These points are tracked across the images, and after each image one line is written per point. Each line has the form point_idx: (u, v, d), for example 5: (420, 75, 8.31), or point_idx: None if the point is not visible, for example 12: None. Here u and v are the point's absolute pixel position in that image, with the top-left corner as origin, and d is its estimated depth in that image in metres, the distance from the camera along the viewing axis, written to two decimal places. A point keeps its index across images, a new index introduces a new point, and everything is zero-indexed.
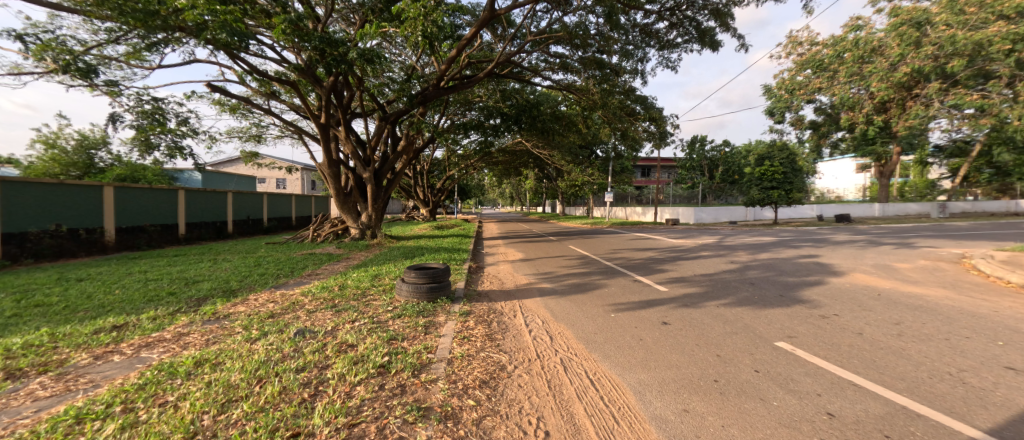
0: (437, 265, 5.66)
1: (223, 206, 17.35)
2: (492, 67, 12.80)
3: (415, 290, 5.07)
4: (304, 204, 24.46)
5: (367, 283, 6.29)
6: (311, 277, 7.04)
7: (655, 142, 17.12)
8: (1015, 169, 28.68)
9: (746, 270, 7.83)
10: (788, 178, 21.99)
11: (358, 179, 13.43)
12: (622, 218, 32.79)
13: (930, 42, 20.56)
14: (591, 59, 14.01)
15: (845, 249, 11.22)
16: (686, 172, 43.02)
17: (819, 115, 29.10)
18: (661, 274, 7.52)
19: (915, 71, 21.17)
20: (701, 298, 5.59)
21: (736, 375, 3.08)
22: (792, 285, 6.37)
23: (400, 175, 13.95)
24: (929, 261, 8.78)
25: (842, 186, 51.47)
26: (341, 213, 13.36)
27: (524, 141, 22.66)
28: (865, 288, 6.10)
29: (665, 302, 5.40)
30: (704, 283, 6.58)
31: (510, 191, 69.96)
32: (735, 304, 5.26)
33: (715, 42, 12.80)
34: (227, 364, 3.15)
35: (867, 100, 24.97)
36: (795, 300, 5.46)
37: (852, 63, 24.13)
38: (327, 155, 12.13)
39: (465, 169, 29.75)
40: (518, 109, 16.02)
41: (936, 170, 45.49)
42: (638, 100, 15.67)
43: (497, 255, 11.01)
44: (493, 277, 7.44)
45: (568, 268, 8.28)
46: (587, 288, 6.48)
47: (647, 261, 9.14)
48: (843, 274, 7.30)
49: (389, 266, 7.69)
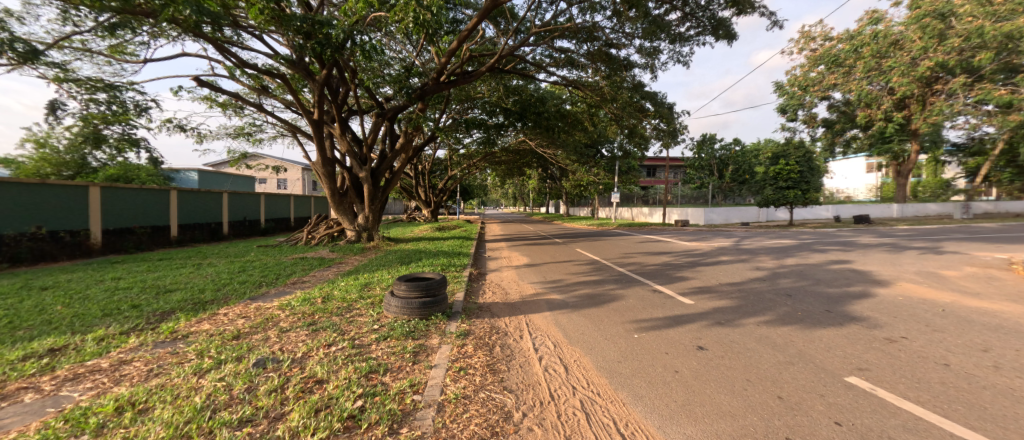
0: (431, 274, 4.97)
1: (217, 207, 16.76)
2: (495, 61, 12.04)
3: (405, 306, 4.37)
4: (303, 205, 23.86)
5: (353, 295, 5.55)
6: (294, 287, 6.31)
7: (665, 141, 15.50)
8: None
9: (777, 279, 7.07)
10: (805, 177, 21.12)
11: (354, 179, 12.75)
12: (628, 219, 31.93)
13: (956, 34, 20.07)
14: (600, 54, 13.28)
15: (876, 254, 10.41)
16: (694, 172, 42.02)
17: (833, 112, 28.09)
18: (684, 283, 6.78)
19: (937, 64, 21.07)
20: (736, 314, 4.82)
21: (814, 430, 2.36)
22: (836, 298, 5.62)
23: (399, 175, 13.26)
24: (977, 269, 8.00)
25: (852, 186, 50.27)
26: (336, 214, 12.71)
27: (527, 140, 21.96)
28: (922, 302, 5.35)
29: (695, 319, 4.65)
30: (734, 295, 5.83)
31: (512, 191, 69.05)
32: (777, 322, 4.51)
33: (730, 33, 12.04)
34: (154, 413, 2.45)
35: (886, 97, 24.01)
36: (847, 317, 4.69)
37: (869, 58, 23.25)
38: (320, 153, 11.43)
39: (467, 168, 29.10)
40: (523, 105, 15.69)
41: (950, 169, 44.50)
42: (648, 96, 14.55)
43: (500, 260, 10.28)
44: (495, 287, 6.72)
45: (578, 275, 7.54)
46: (602, 300, 5.75)
47: (664, 267, 8.38)
48: (888, 284, 6.53)
49: (381, 274, 7.00)
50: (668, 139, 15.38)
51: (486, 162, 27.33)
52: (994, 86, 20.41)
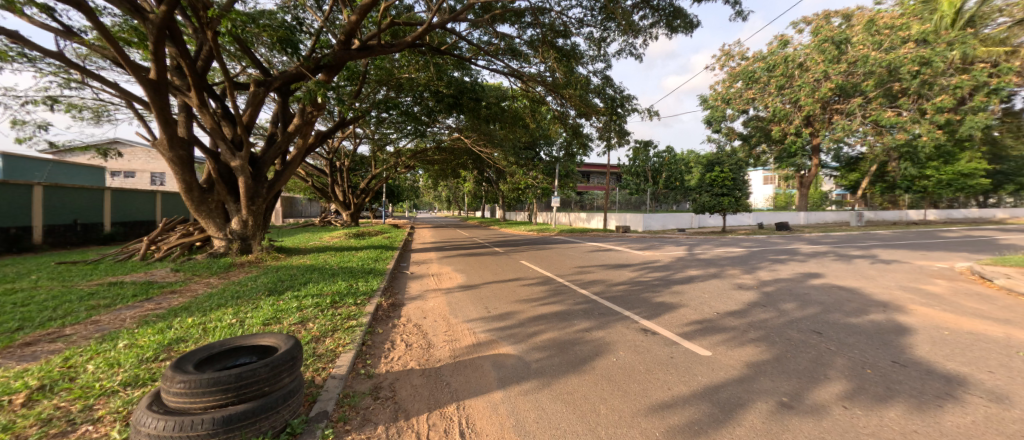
0: (271, 341, 2.45)
1: (23, 205, 11.87)
2: (421, 33, 9.43)
3: (181, 430, 1.82)
4: (174, 205, 18.82)
5: (114, 379, 2.68)
6: (16, 356, 3.24)
7: (612, 142, 13.43)
8: (904, 184, 32.27)
9: (779, 303, 5.69)
10: (738, 185, 21.54)
11: (225, 169, 9.03)
12: (565, 224, 30.90)
13: (849, 59, 23.05)
14: (548, 44, 11.48)
15: (834, 264, 9.96)
16: (629, 178, 42.76)
17: (749, 127, 29.56)
18: (675, 314, 5.02)
19: (837, 86, 23.38)
20: (793, 382, 3.09)
21: None
22: (879, 338, 4.27)
23: (294, 165, 9.91)
24: (949, 284, 7.60)
25: (755, 198, 55.74)
26: (197, 216, 8.88)
27: (463, 136, 19.63)
28: (977, 338, 4.23)
29: (745, 401, 2.79)
30: (755, 337, 4.17)
31: (445, 193, 65.61)
32: (868, 400, 2.83)
33: (688, 24, 11.05)
34: None
35: (795, 113, 24.96)
36: (939, 378, 3.23)
37: (781, 77, 24.73)
38: (165, 130, 7.60)
39: (394, 167, 25.88)
40: (457, 89, 13.13)
41: (829, 184, 51.50)
42: (596, 90, 12.41)
43: (426, 280, 7.77)
44: (411, 331, 4.29)
45: (533, 305, 5.44)
46: (581, 353, 3.69)
47: (635, 288, 6.64)
48: (902, 308, 5.52)
49: (220, 315, 4.17)
50: (615, 139, 13.31)
51: (416, 160, 24.46)
52: (882, 108, 23.77)
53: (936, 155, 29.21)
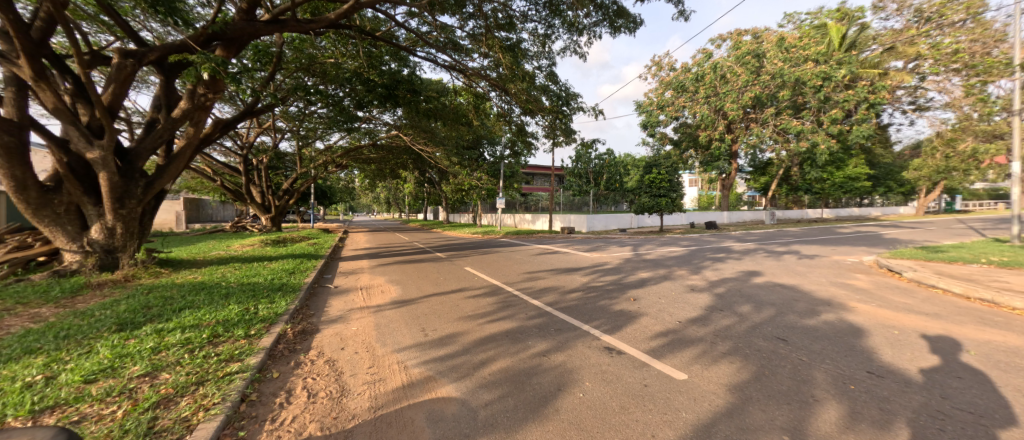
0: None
1: None
2: (347, 10, 8.13)
3: None
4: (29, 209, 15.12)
5: None
6: None
7: (557, 139, 13.03)
8: (806, 187, 36.37)
9: (736, 306, 5.45)
10: (673, 186, 22.49)
11: (80, 163, 7.05)
12: (510, 226, 30.47)
13: (767, 72, 25.07)
14: (490, 36, 10.71)
15: (766, 261, 10.39)
16: (572, 180, 43.45)
17: (679, 132, 31.27)
18: (637, 326, 4.50)
19: (755, 96, 25.38)
20: (788, 412, 2.61)
21: None
22: (842, 342, 4.08)
23: (181, 159, 8.10)
24: (868, 278, 8.13)
25: (683, 199, 59.90)
26: (37, 224, 6.82)
27: (401, 135, 18.27)
28: (926, 338, 4.20)
29: None
30: (726, 350, 3.76)
31: (383, 194, 62.28)
32: (874, 430, 2.42)
33: (630, 23, 10.96)
34: None
35: (720, 121, 27.09)
36: (921, 389, 2.99)
37: (708, 87, 26.25)
38: None
39: (323, 166, 23.55)
40: (393, 79, 11.85)
41: (744, 186, 57.04)
42: (542, 87, 11.91)
43: (353, 296, 6.61)
44: (320, 373, 3.25)
45: (479, 323, 4.64)
46: (541, 389, 2.95)
47: (590, 295, 6.12)
48: (845, 306, 5.56)
49: (13, 369, 2.83)
50: (561, 137, 12.86)
51: (350, 159, 22.51)
52: (789, 118, 26.40)
53: (831, 160, 33.23)
